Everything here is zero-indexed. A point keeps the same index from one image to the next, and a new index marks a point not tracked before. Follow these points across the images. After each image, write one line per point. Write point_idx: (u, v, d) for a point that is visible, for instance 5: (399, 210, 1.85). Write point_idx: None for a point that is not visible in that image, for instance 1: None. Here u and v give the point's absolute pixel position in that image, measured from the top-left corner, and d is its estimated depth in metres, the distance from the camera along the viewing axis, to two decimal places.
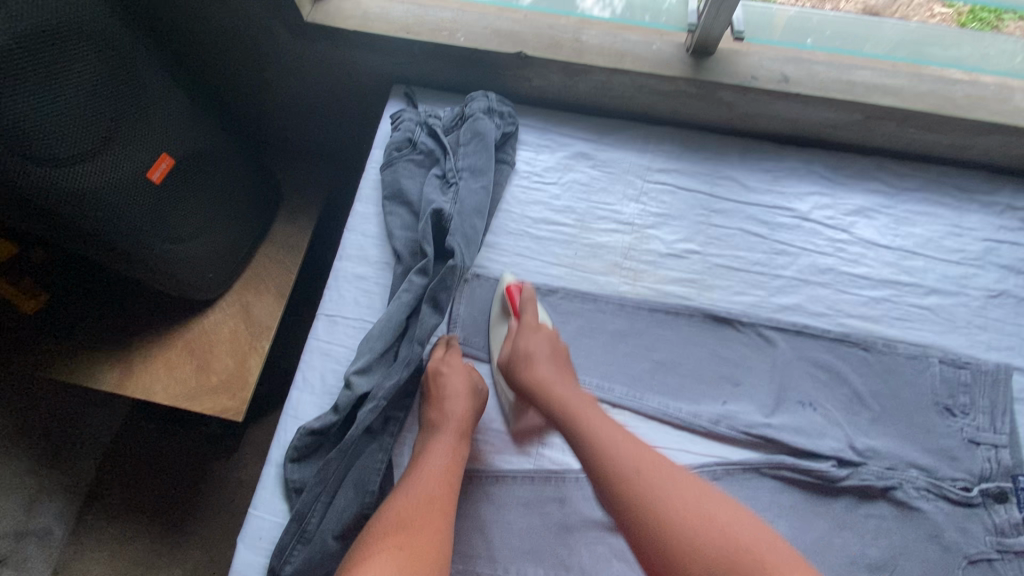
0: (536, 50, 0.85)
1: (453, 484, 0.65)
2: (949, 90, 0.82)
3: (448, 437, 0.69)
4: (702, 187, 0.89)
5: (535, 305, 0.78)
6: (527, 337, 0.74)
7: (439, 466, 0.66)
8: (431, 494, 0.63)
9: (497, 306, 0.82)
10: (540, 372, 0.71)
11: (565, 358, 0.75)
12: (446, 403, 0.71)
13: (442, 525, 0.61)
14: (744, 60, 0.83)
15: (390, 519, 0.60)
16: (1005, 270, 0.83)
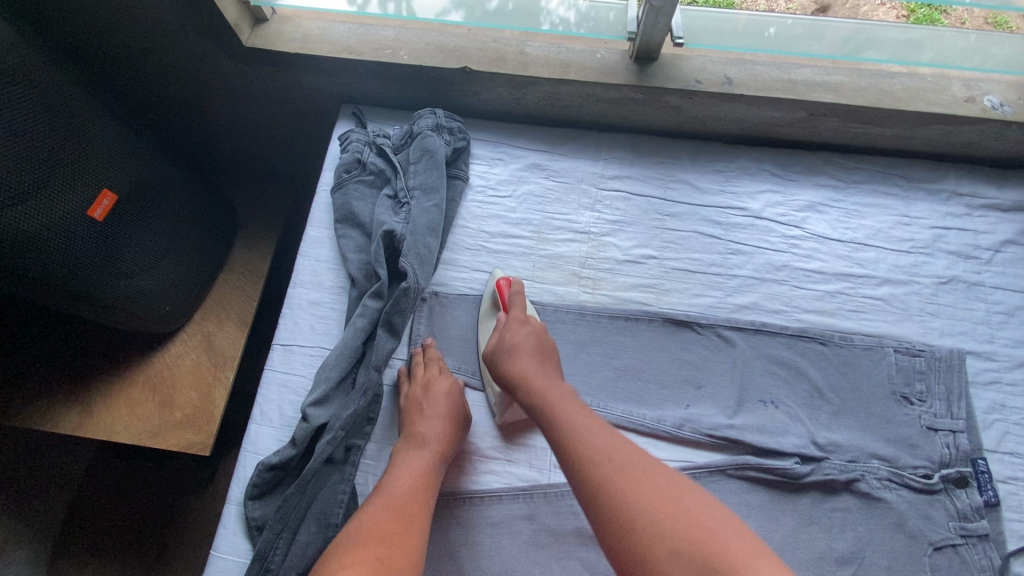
0: (481, 65, 0.85)
1: (428, 501, 0.65)
2: (887, 84, 0.84)
3: (427, 455, 0.68)
4: (655, 192, 0.90)
5: (523, 298, 0.77)
6: (514, 329, 0.74)
7: (414, 479, 0.66)
8: (407, 510, 0.62)
9: (487, 301, 0.81)
10: (517, 336, 0.73)
11: (553, 353, 0.73)
12: (431, 422, 0.70)
13: (416, 540, 0.60)
14: (686, 65, 0.84)
15: (362, 532, 0.59)
16: (953, 256, 0.85)
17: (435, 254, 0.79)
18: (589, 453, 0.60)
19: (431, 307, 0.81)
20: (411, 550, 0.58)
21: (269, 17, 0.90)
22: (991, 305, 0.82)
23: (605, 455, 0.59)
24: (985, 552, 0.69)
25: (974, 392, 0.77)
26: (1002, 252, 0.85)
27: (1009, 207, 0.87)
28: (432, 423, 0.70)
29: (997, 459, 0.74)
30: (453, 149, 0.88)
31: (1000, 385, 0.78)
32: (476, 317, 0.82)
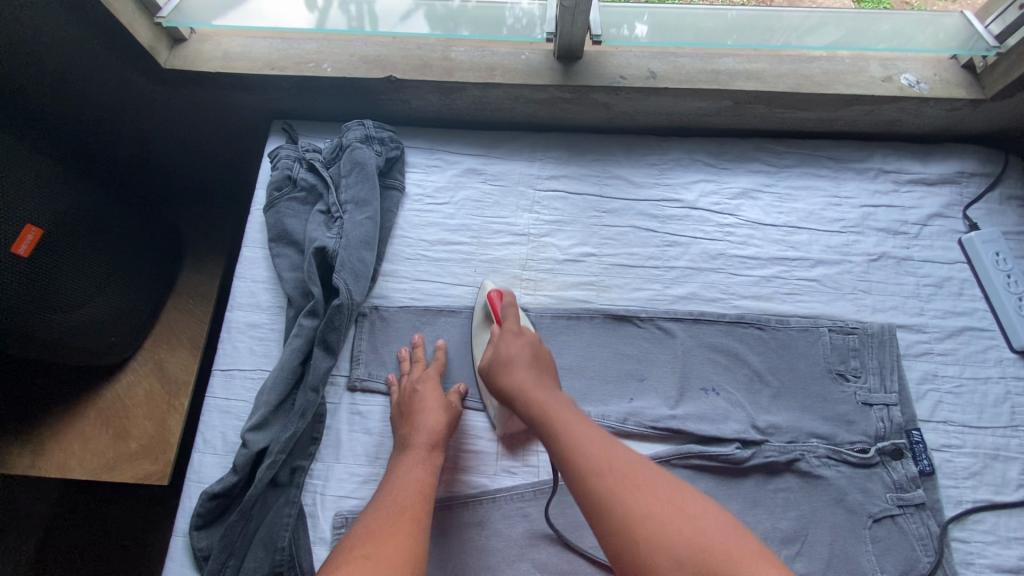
0: (405, 73, 0.84)
1: (427, 497, 0.64)
2: (808, 68, 0.85)
3: (418, 451, 0.68)
4: (591, 190, 0.91)
5: (516, 310, 0.77)
6: (508, 342, 0.73)
7: (411, 482, 0.65)
8: (403, 507, 0.61)
9: (477, 313, 0.81)
10: (514, 349, 0.72)
11: (548, 363, 0.73)
12: (416, 420, 0.70)
13: (415, 533, 0.59)
14: (610, 62, 0.85)
15: (360, 533, 0.59)
16: (883, 233, 0.87)
17: (371, 267, 0.79)
18: (573, 440, 0.61)
19: (372, 321, 0.81)
20: (411, 545, 0.58)
21: (188, 37, 0.88)
22: (921, 278, 0.84)
23: (603, 462, 0.58)
24: (923, 521, 0.71)
25: (908, 364, 0.80)
26: (930, 226, 0.87)
27: (934, 181, 0.90)
28: (424, 421, 0.70)
29: (931, 429, 0.76)
30: (386, 158, 0.87)
31: (932, 356, 0.80)
32: (418, 328, 0.81)
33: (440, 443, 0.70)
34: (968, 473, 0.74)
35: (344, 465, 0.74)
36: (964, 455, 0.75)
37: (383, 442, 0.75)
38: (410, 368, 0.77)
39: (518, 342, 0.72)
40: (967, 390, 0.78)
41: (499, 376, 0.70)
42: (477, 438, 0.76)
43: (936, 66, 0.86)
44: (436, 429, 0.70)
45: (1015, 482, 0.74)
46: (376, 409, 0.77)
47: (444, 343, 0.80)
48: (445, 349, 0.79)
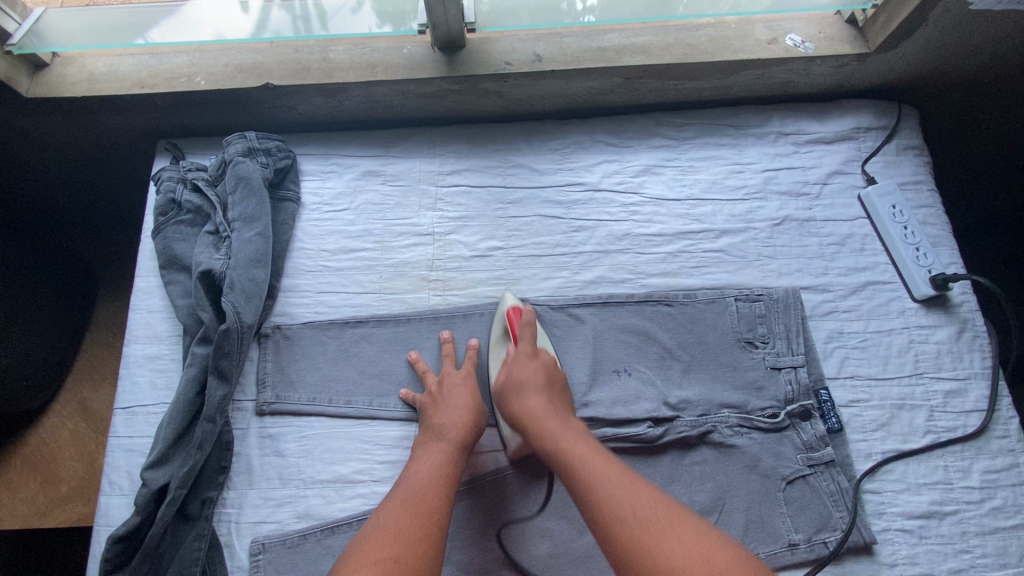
0: (283, 78, 0.81)
1: (447, 498, 0.64)
2: (694, 37, 0.84)
3: (446, 448, 0.68)
4: (495, 181, 0.89)
5: (533, 329, 0.76)
6: (521, 364, 0.73)
7: (433, 475, 0.65)
8: (429, 510, 0.62)
9: (498, 326, 0.79)
10: (525, 372, 0.72)
11: (561, 384, 0.73)
12: (445, 416, 0.71)
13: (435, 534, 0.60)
14: (494, 48, 0.83)
15: (381, 534, 0.59)
16: (785, 196, 0.87)
17: (266, 284, 0.76)
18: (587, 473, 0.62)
19: (276, 341, 0.79)
20: (428, 549, 0.58)
21: (50, 61, 0.83)
22: (824, 238, 0.85)
23: (609, 496, 0.60)
24: (833, 477, 0.73)
25: (814, 324, 0.81)
26: (830, 184, 0.88)
27: (833, 139, 0.90)
28: (452, 419, 0.70)
29: (839, 385, 0.78)
30: (276, 169, 0.84)
31: (838, 314, 0.81)
32: (325, 342, 0.79)
33: (469, 443, 0.70)
34: (876, 425, 0.76)
35: (258, 490, 0.73)
36: (872, 408, 0.77)
37: (297, 463, 0.74)
38: (445, 368, 0.76)
39: (533, 366, 0.72)
40: (872, 343, 0.80)
41: (510, 402, 0.71)
42: (392, 448, 0.75)
43: (821, 24, 0.85)
44: (467, 425, 0.70)
45: (921, 429, 0.76)
46: (287, 430, 0.76)
47: (444, 335, 0.79)
48: (477, 349, 0.78)
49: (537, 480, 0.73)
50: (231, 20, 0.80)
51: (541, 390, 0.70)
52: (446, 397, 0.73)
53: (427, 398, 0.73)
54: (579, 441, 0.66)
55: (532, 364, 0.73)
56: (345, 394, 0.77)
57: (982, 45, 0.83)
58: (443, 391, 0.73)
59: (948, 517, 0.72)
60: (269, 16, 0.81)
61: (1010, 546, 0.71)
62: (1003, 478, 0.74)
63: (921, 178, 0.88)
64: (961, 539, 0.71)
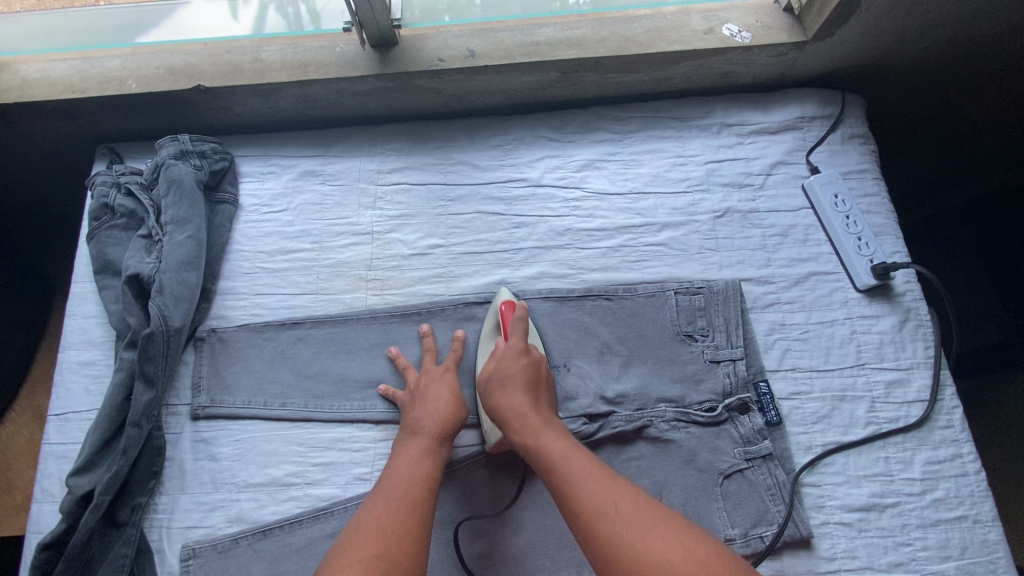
0: (215, 80, 0.80)
1: (429, 493, 0.63)
2: (629, 29, 0.83)
3: (428, 439, 0.68)
4: (435, 178, 0.87)
5: (526, 325, 0.75)
6: (508, 359, 0.72)
7: (416, 467, 0.65)
8: (410, 503, 0.61)
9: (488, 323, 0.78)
10: (513, 366, 0.71)
11: (546, 386, 0.72)
12: (426, 408, 0.71)
13: (418, 526, 0.60)
14: (427, 45, 0.82)
15: (364, 527, 0.59)
16: (727, 187, 0.86)
17: (197, 287, 0.76)
18: (568, 468, 0.62)
19: (211, 344, 0.78)
20: (414, 542, 0.59)
21: None
22: (767, 229, 0.84)
23: (592, 492, 0.59)
24: (770, 471, 0.72)
25: (755, 317, 0.80)
26: (774, 174, 0.87)
27: (777, 129, 0.89)
28: (434, 411, 0.70)
29: (780, 377, 0.77)
30: (212, 171, 0.83)
31: (779, 306, 0.80)
32: (261, 345, 0.79)
33: (451, 435, 0.70)
34: (817, 418, 0.75)
35: (190, 495, 0.72)
36: (812, 400, 0.76)
37: (230, 466, 0.73)
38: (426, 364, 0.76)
39: (521, 362, 0.71)
40: (814, 335, 0.79)
41: (492, 393, 0.70)
42: (327, 450, 0.74)
43: (759, 12, 0.85)
44: (449, 414, 0.70)
45: (862, 420, 0.75)
46: (220, 434, 0.75)
47: (421, 326, 0.79)
48: (464, 340, 0.78)
49: (471, 479, 0.72)
50: (189, 27, 0.80)
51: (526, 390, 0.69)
52: (424, 389, 0.73)
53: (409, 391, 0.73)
54: (563, 441, 0.65)
55: (517, 363, 0.71)
56: (280, 396, 0.76)
57: (923, 28, 0.82)
58: (420, 383, 0.74)
59: (888, 509, 0.71)
60: (266, 19, 0.80)
61: (952, 538, 0.70)
62: (946, 469, 0.73)
63: (866, 166, 0.87)
64: (901, 532, 0.70)
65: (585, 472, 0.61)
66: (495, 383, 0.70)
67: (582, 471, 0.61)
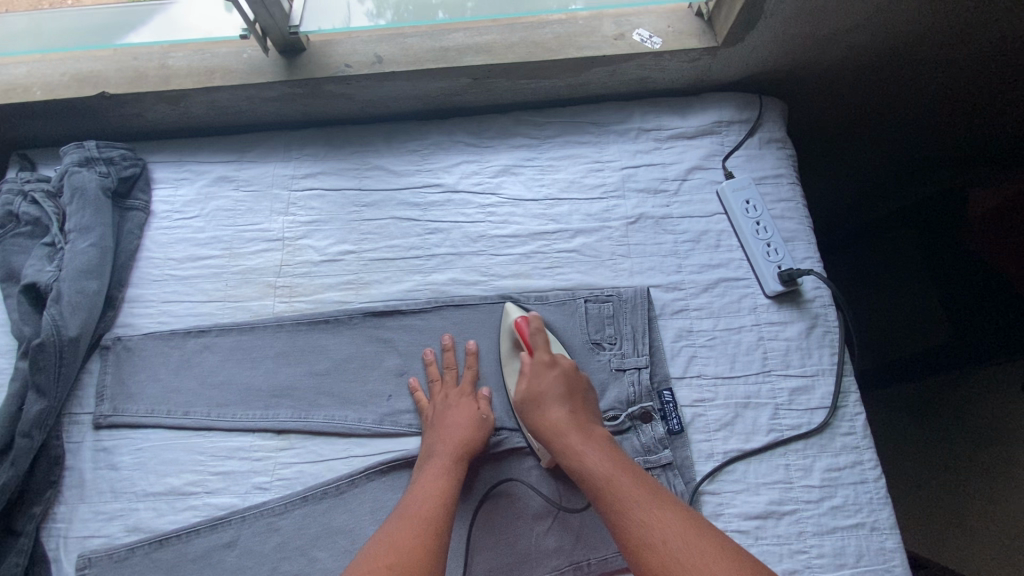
0: (119, 87, 0.80)
1: (450, 509, 0.64)
2: (540, 35, 0.83)
3: (446, 460, 0.68)
4: (350, 183, 0.87)
5: (544, 336, 0.74)
6: (539, 375, 0.71)
7: (434, 484, 0.65)
8: (431, 518, 0.62)
9: (505, 342, 0.78)
10: (545, 382, 0.71)
11: (580, 387, 0.72)
12: (446, 430, 0.70)
13: (432, 536, 0.60)
14: (334, 50, 0.82)
15: (381, 541, 0.59)
16: (642, 193, 0.86)
17: (99, 295, 0.76)
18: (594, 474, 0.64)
19: (116, 353, 0.78)
20: (432, 555, 0.58)
21: None
22: (679, 235, 0.84)
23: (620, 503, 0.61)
24: (669, 481, 0.72)
25: (663, 323, 0.79)
26: (689, 180, 0.86)
27: (694, 134, 0.88)
28: (451, 431, 0.70)
29: (685, 385, 0.77)
30: (121, 178, 0.83)
31: (688, 312, 0.80)
32: (167, 353, 0.78)
33: (469, 458, 0.69)
34: (719, 425, 0.75)
35: (89, 504, 0.72)
36: (715, 407, 0.76)
37: (130, 475, 0.73)
38: (447, 381, 0.76)
39: (550, 374, 0.71)
40: (720, 341, 0.78)
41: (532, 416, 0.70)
42: (227, 458, 0.74)
43: (672, 17, 0.84)
44: (470, 437, 0.70)
45: (765, 427, 0.75)
46: (121, 443, 0.74)
47: (443, 337, 0.79)
48: (476, 353, 0.79)
49: (373, 488, 0.72)
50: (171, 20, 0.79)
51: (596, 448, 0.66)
52: (450, 407, 0.73)
53: (431, 412, 0.73)
54: (592, 441, 0.67)
55: (575, 420, 0.68)
56: (184, 405, 0.76)
57: (836, 33, 0.82)
58: (439, 405, 0.74)
59: (786, 517, 0.71)
60: None
61: (848, 546, 0.70)
62: (845, 476, 0.73)
63: (782, 171, 0.87)
64: (797, 540, 0.70)
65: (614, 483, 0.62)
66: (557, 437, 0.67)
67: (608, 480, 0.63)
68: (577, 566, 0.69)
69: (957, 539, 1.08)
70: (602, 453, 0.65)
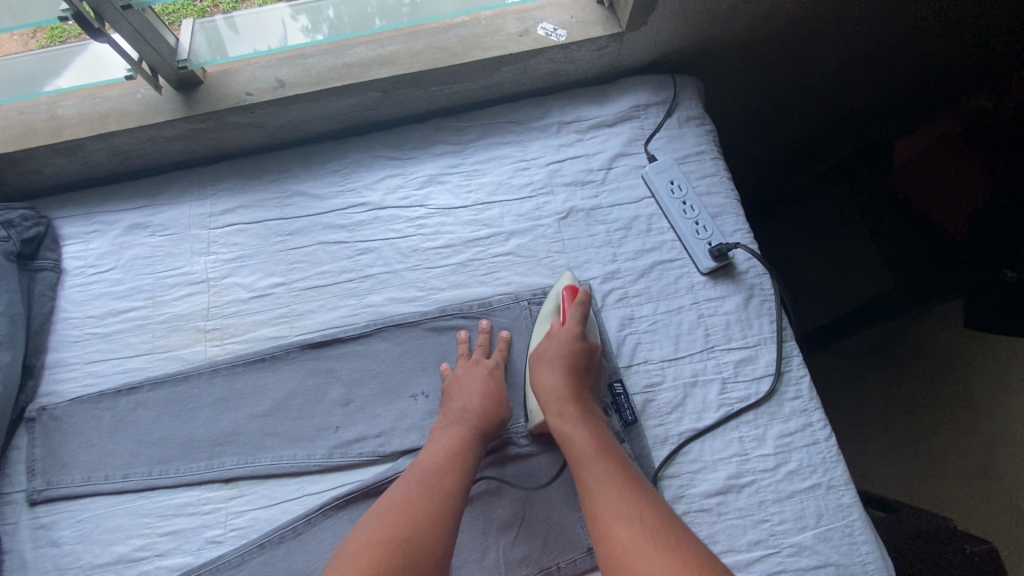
0: (7, 145, 0.76)
1: (464, 478, 0.64)
2: (444, 40, 0.81)
3: (463, 427, 0.68)
4: (272, 214, 0.84)
5: (583, 311, 0.74)
6: (553, 345, 0.73)
7: (447, 452, 0.66)
8: (440, 484, 0.62)
9: (548, 306, 0.78)
10: (557, 350, 0.72)
11: (586, 363, 0.72)
12: (469, 398, 0.71)
13: (439, 500, 0.61)
14: (233, 79, 0.79)
15: (390, 506, 0.60)
16: (570, 187, 0.86)
17: (13, 366, 0.72)
18: (585, 474, 0.62)
19: (42, 424, 0.73)
20: (440, 525, 0.59)
21: None
22: (611, 224, 0.84)
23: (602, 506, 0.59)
24: None
25: (606, 314, 0.79)
26: (615, 167, 0.86)
27: (615, 121, 0.88)
28: (472, 403, 0.70)
29: (633, 372, 0.77)
30: (24, 240, 0.78)
31: (628, 300, 0.80)
32: (98, 416, 0.74)
33: (487, 431, 0.69)
34: (672, 407, 0.75)
35: None
36: (665, 390, 0.76)
37: (72, 550, 0.68)
38: (473, 358, 0.77)
39: (569, 346, 0.72)
40: (662, 324, 0.79)
41: (535, 376, 0.73)
42: (175, 516, 0.70)
43: (574, 7, 0.84)
44: (489, 408, 0.70)
45: (715, 404, 0.75)
46: (60, 517, 0.70)
47: (467, 330, 0.80)
48: (509, 341, 0.79)
49: (331, 524, 0.70)
50: (100, 63, 0.75)
51: (601, 455, 0.63)
52: (472, 380, 0.73)
53: (454, 380, 0.74)
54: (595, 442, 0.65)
55: (584, 423, 0.67)
56: (123, 467, 0.72)
57: (735, 8, 0.83)
58: (465, 376, 0.74)
59: (745, 489, 0.71)
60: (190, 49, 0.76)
61: (808, 508, 0.71)
62: (798, 440, 0.74)
63: (704, 148, 0.88)
64: (758, 510, 0.70)
65: (602, 485, 0.60)
66: (562, 436, 0.67)
67: (597, 484, 0.61)
68: (546, 573, 0.68)
69: (939, 487, 1.09)
70: (606, 459, 0.63)
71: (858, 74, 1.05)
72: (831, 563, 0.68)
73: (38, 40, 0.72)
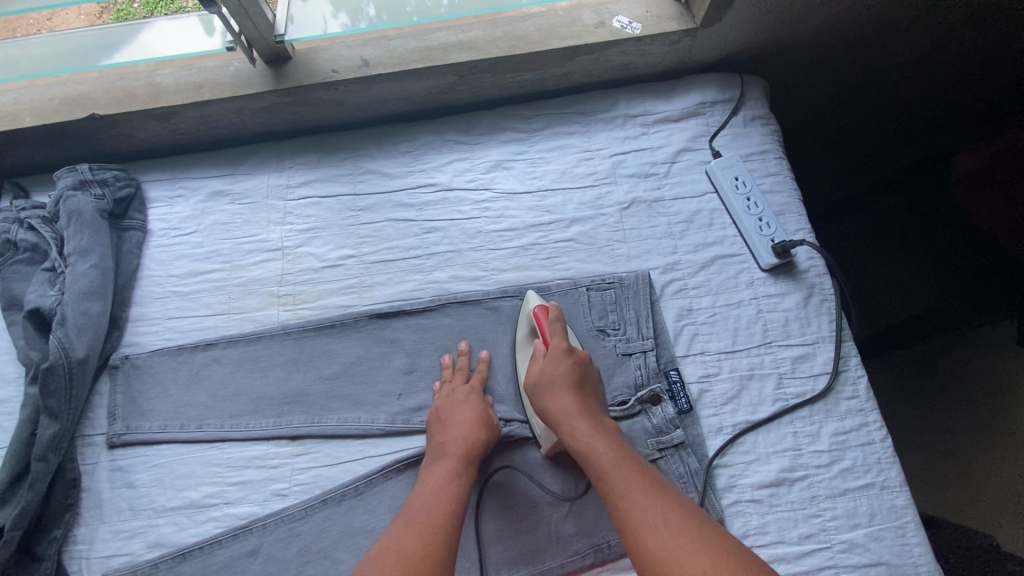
0: (108, 108, 0.80)
1: (456, 514, 0.63)
2: (522, 29, 0.84)
3: (452, 462, 0.68)
4: (345, 189, 0.88)
5: (562, 326, 0.75)
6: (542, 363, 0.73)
7: (439, 490, 0.65)
8: (434, 522, 0.61)
9: (524, 327, 0.79)
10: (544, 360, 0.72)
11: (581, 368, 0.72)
12: (452, 432, 0.70)
13: (434, 542, 0.59)
14: (321, 57, 0.82)
15: (386, 549, 0.58)
16: (634, 178, 0.87)
17: (103, 316, 0.76)
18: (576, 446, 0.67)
19: (124, 371, 0.77)
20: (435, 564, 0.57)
21: None
22: (673, 216, 0.85)
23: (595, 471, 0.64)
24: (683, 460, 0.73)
25: (664, 304, 0.81)
26: (678, 162, 0.88)
27: (681, 116, 0.90)
28: (457, 433, 0.70)
29: (690, 362, 0.78)
30: (115, 199, 0.83)
31: (687, 291, 0.81)
32: (176, 368, 0.78)
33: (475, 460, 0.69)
34: (726, 399, 0.76)
35: (109, 524, 0.71)
36: (721, 381, 0.77)
37: (148, 492, 0.72)
38: (456, 380, 0.76)
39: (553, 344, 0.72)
40: (720, 317, 0.80)
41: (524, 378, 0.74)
42: (244, 468, 0.74)
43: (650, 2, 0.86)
44: (474, 436, 0.70)
45: (771, 397, 0.76)
46: (137, 461, 0.74)
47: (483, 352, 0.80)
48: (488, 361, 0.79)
49: (391, 486, 0.73)
50: (189, 36, 0.80)
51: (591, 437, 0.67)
52: (455, 410, 0.72)
53: (437, 412, 0.73)
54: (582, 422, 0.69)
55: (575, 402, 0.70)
56: (197, 418, 0.76)
57: (808, 10, 0.85)
58: (451, 402, 0.73)
59: (798, 483, 0.72)
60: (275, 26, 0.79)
61: (861, 506, 0.71)
62: (853, 439, 0.74)
63: (768, 147, 0.89)
64: (811, 505, 0.71)
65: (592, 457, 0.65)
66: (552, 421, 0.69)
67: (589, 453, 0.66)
68: (599, 548, 0.69)
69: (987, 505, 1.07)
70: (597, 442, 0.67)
71: (909, 93, 1.06)
72: (882, 562, 0.69)
73: (103, 22, 0.79)
